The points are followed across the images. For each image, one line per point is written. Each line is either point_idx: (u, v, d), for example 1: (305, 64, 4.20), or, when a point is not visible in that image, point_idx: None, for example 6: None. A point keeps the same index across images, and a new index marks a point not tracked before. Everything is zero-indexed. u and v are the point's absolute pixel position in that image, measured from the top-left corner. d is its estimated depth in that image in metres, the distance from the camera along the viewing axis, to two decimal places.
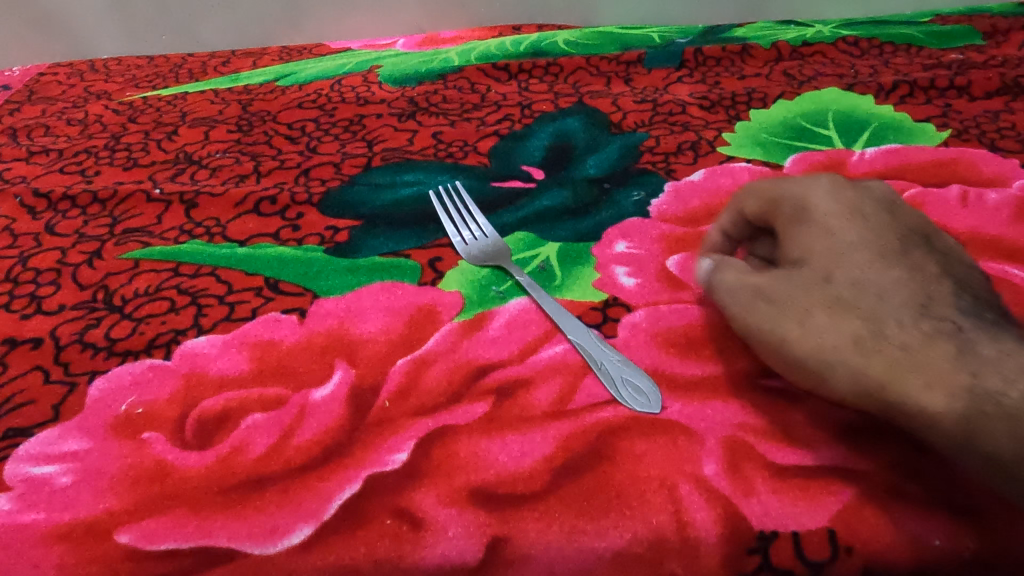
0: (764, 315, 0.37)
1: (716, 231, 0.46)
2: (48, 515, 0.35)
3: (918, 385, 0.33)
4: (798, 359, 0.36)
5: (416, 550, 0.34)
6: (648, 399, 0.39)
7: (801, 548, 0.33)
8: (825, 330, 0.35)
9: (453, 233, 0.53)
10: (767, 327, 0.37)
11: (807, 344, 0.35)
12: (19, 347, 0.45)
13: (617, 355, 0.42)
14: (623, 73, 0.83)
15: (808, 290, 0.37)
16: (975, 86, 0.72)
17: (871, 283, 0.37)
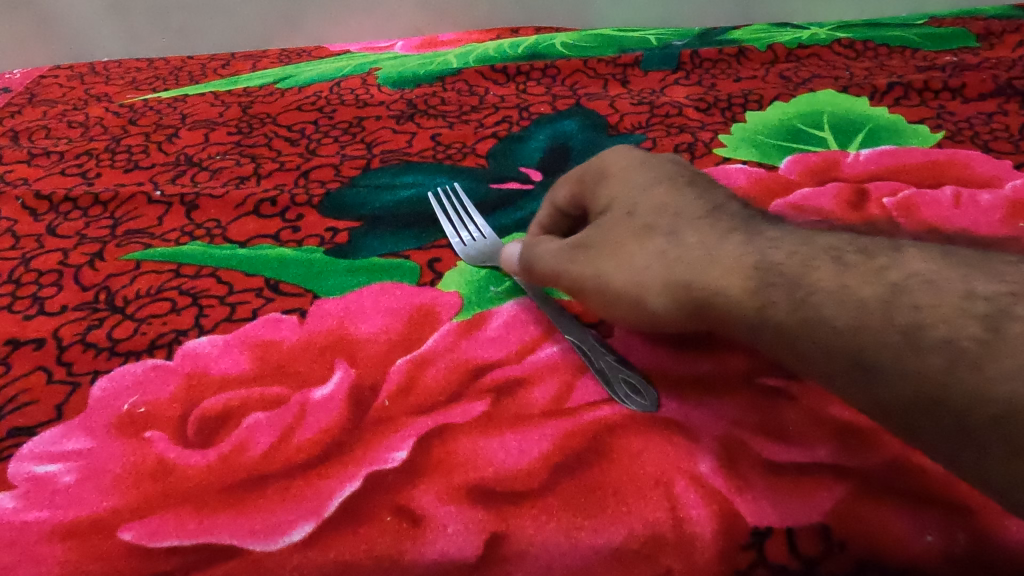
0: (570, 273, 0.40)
1: (536, 226, 0.47)
2: (52, 512, 0.35)
3: (700, 281, 0.34)
4: (609, 301, 0.38)
5: (416, 546, 0.34)
6: (644, 398, 0.40)
7: (795, 544, 0.33)
8: (616, 263, 0.37)
9: (452, 234, 0.53)
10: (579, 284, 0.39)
11: (606, 284, 0.38)
12: (22, 347, 0.45)
13: (613, 354, 0.42)
14: (621, 75, 0.84)
15: (619, 229, 0.39)
16: (969, 88, 0.73)
17: (674, 213, 0.39)
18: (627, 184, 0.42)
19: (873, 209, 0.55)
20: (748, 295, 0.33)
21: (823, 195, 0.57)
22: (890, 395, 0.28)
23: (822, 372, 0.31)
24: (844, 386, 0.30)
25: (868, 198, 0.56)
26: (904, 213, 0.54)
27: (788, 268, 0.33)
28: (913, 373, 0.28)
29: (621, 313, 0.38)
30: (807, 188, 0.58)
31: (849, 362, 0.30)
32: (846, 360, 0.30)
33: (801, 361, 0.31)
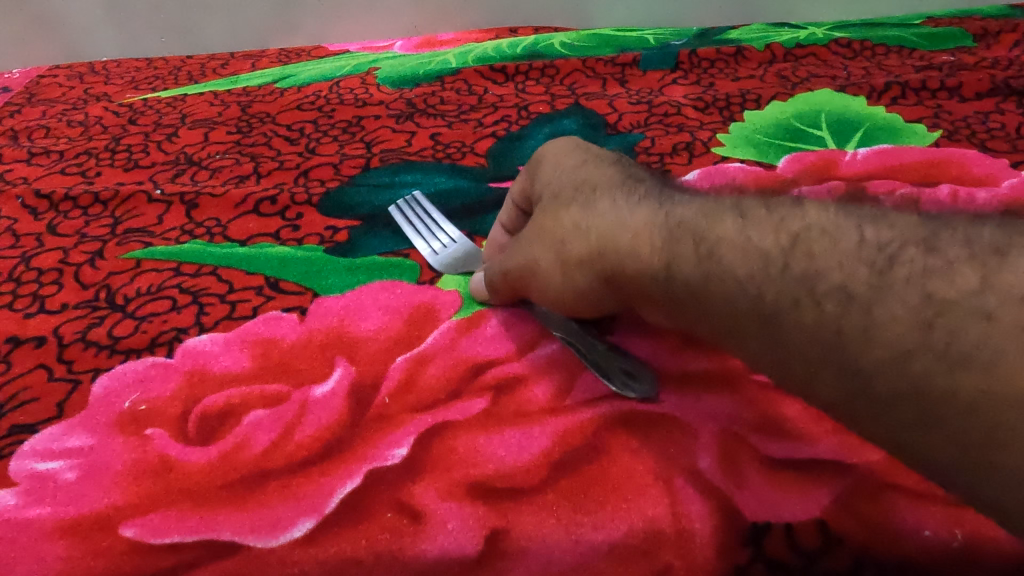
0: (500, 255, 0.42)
1: (500, 229, 0.47)
2: (53, 509, 0.36)
3: (605, 246, 0.35)
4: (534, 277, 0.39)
5: (416, 543, 0.34)
6: (641, 387, 0.40)
7: (794, 539, 0.34)
8: (534, 238, 0.39)
9: (426, 246, 0.52)
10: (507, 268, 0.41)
11: (527, 261, 0.39)
12: (23, 346, 0.45)
13: (603, 345, 0.41)
14: (619, 75, 0.84)
15: (542, 207, 0.40)
16: (966, 88, 0.73)
17: (594, 183, 0.39)
18: (552, 161, 0.42)
19: None
20: (652, 256, 0.34)
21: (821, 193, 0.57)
22: (791, 352, 0.29)
23: (731, 332, 0.31)
24: (746, 344, 0.31)
25: None
26: None
27: (687, 224, 0.33)
28: (809, 324, 0.28)
29: (543, 288, 0.39)
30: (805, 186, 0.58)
31: (751, 321, 0.30)
32: (749, 320, 0.30)
33: (709, 320, 0.32)
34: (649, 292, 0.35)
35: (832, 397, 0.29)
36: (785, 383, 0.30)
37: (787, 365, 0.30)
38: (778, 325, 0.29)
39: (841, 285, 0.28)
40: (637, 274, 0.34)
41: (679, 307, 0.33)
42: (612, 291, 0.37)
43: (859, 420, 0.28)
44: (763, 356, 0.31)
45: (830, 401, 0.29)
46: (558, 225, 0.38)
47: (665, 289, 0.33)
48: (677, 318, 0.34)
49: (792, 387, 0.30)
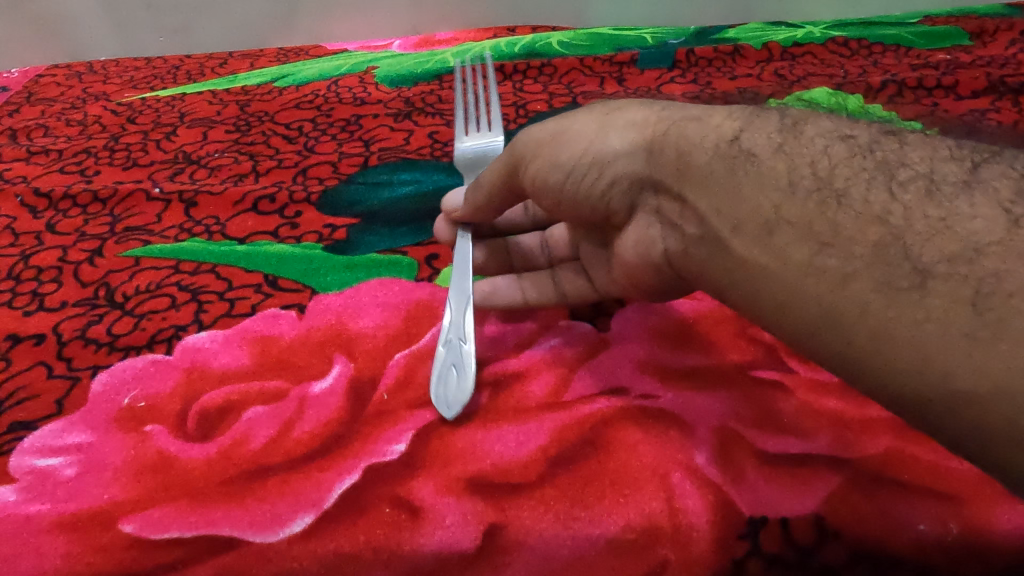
0: (540, 129, 0.43)
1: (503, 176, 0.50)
2: (53, 505, 0.36)
3: (672, 124, 0.38)
4: (571, 148, 0.41)
5: (414, 537, 0.34)
6: (449, 400, 0.40)
7: (790, 533, 0.34)
8: (593, 115, 0.41)
9: (462, 133, 0.61)
10: (543, 141, 0.42)
11: (575, 131, 0.41)
12: (22, 343, 0.45)
13: (467, 346, 0.41)
14: (617, 74, 0.84)
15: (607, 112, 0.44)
16: (962, 86, 0.74)
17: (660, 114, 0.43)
18: None
19: None
20: (723, 132, 0.36)
21: None
22: (840, 231, 0.30)
23: (771, 213, 0.33)
24: (785, 228, 0.32)
25: None
26: None
27: (769, 117, 0.36)
28: (872, 203, 0.30)
29: (579, 158, 0.40)
30: None
31: (808, 198, 0.32)
32: (805, 194, 0.32)
33: (752, 196, 0.33)
34: (696, 168, 0.36)
35: (862, 298, 0.29)
36: (811, 281, 0.31)
37: (828, 245, 0.30)
38: (837, 202, 0.31)
39: (917, 175, 0.31)
40: (698, 146, 0.36)
41: (722, 183, 0.35)
42: (648, 172, 0.39)
43: (890, 333, 0.28)
44: (802, 240, 0.31)
45: (859, 303, 0.29)
46: (628, 111, 0.41)
47: (724, 160, 0.35)
48: (709, 200, 0.35)
49: (820, 289, 0.30)
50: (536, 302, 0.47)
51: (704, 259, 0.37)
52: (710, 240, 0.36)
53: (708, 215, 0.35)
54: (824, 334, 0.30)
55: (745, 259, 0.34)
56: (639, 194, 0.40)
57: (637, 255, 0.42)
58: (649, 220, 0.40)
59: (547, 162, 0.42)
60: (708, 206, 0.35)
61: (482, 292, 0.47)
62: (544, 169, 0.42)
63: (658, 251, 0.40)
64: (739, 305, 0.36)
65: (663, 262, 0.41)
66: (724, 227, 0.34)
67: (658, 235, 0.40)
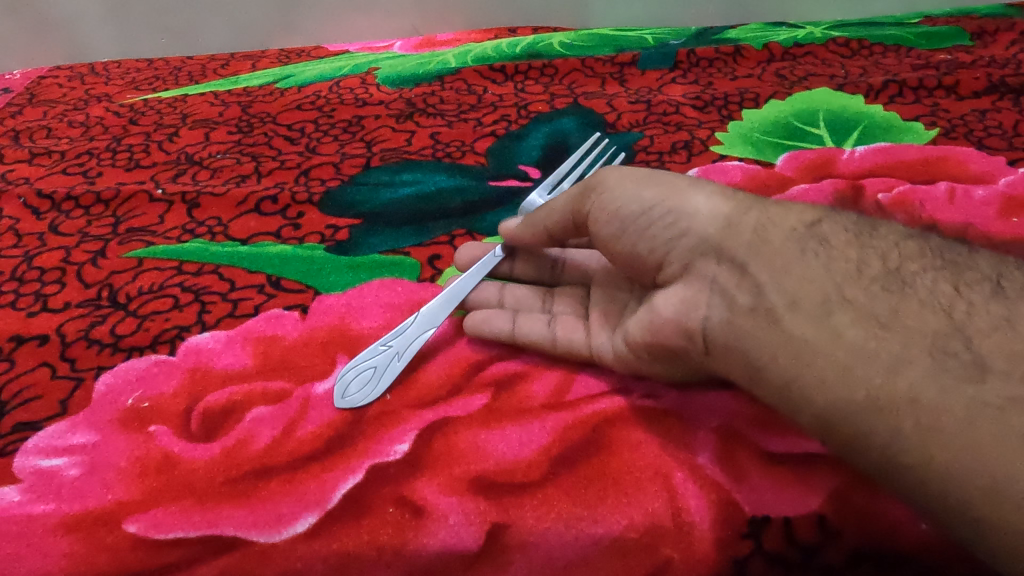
0: (616, 173, 0.43)
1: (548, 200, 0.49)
2: (57, 506, 0.36)
3: (756, 203, 0.41)
4: (657, 189, 0.41)
5: (418, 537, 0.34)
6: (353, 395, 0.41)
7: (792, 532, 0.34)
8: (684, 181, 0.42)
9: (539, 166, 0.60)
10: (627, 180, 0.42)
11: (664, 189, 0.41)
12: (26, 344, 0.45)
13: (402, 358, 0.42)
14: (618, 74, 0.84)
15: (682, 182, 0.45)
16: (963, 86, 0.74)
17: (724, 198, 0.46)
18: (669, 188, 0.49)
19: (868, 205, 0.56)
20: (804, 218, 0.40)
21: (819, 191, 0.57)
22: (899, 322, 0.34)
23: (834, 295, 0.35)
24: (846, 309, 0.35)
25: (864, 194, 0.57)
26: (900, 208, 0.55)
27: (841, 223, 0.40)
28: (929, 302, 0.35)
29: (656, 202, 0.41)
30: (803, 185, 0.59)
31: (875, 287, 0.36)
32: (870, 284, 0.36)
33: (821, 276, 0.37)
34: (772, 244, 0.38)
35: (914, 386, 0.32)
36: (864, 364, 0.33)
37: (886, 329, 0.34)
38: (897, 297, 0.35)
39: (984, 278, 0.36)
40: (780, 226, 0.39)
41: (796, 260, 0.37)
42: (720, 235, 0.39)
43: (940, 425, 0.30)
44: (860, 323, 0.34)
45: (910, 390, 0.32)
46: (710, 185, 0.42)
47: (800, 240, 0.39)
48: (777, 274, 0.37)
49: (872, 373, 0.32)
50: (523, 340, 0.43)
51: (750, 331, 0.36)
52: (761, 313, 0.36)
53: (767, 288, 0.37)
54: (868, 418, 0.32)
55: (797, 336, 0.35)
56: (694, 254, 0.39)
57: (673, 312, 0.39)
58: (694, 284, 0.39)
59: (625, 194, 0.41)
60: (774, 279, 0.37)
61: (474, 319, 0.44)
62: (615, 202, 0.42)
63: (697, 317, 0.38)
64: (772, 380, 0.35)
65: (697, 331, 0.38)
66: (780, 303, 0.36)
67: (703, 302, 0.38)
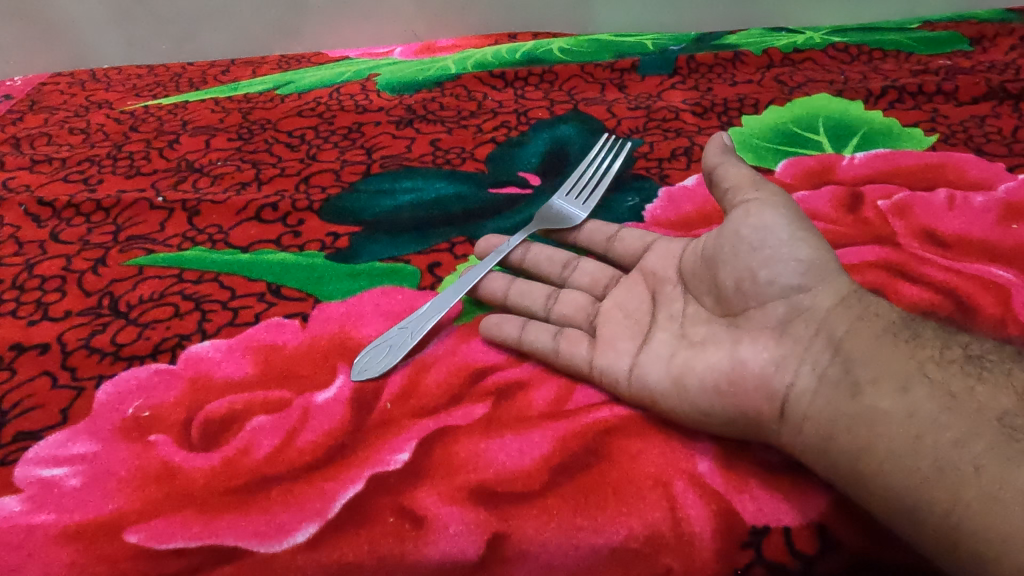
0: (778, 197, 0.44)
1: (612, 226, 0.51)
2: (58, 516, 0.36)
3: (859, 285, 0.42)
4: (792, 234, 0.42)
5: (418, 547, 0.34)
6: (363, 366, 0.43)
7: (792, 542, 0.34)
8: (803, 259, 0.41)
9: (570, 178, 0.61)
10: (773, 204, 0.43)
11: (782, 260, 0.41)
12: (27, 352, 0.46)
13: (412, 339, 0.44)
14: (618, 80, 0.85)
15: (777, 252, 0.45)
16: (962, 91, 0.74)
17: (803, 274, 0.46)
18: None
19: (868, 211, 0.56)
20: (900, 311, 0.40)
21: (818, 198, 0.58)
22: (976, 399, 0.34)
23: (917, 372, 0.36)
24: (926, 385, 0.35)
25: (863, 201, 0.57)
26: (900, 215, 0.55)
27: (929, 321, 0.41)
28: (1008, 386, 0.35)
29: (788, 247, 0.41)
30: (803, 192, 0.59)
31: (954, 367, 0.36)
32: (950, 366, 0.36)
33: (910, 359, 0.37)
34: (867, 325, 0.39)
35: (978, 456, 0.32)
36: (934, 435, 0.33)
37: (960, 405, 0.34)
38: (978, 381, 0.35)
39: None
40: (879, 313, 0.40)
41: (889, 343, 0.38)
42: (824, 309, 0.40)
43: (998, 496, 0.30)
44: (935, 397, 0.35)
45: (974, 461, 0.32)
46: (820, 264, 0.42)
47: (897, 330, 0.39)
48: (870, 348, 0.38)
49: (940, 445, 0.33)
50: (527, 348, 0.44)
51: (834, 399, 0.37)
52: (847, 385, 0.37)
53: (858, 363, 0.37)
54: (928, 489, 0.32)
55: (879, 409, 0.35)
56: (795, 316, 0.40)
57: (760, 369, 0.39)
58: (785, 345, 0.40)
59: (770, 221, 0.42)
60: (866, 354, 0.37)
61: (490, 320, 0.46)
62: (757, 223, 0.42)
63: (782, 382, 0.38)
64: (839, 457, 0.35)
65: (779, 393, 0.38)
66: (867, 377, 0.37)
67: (793, 368, 0.39)
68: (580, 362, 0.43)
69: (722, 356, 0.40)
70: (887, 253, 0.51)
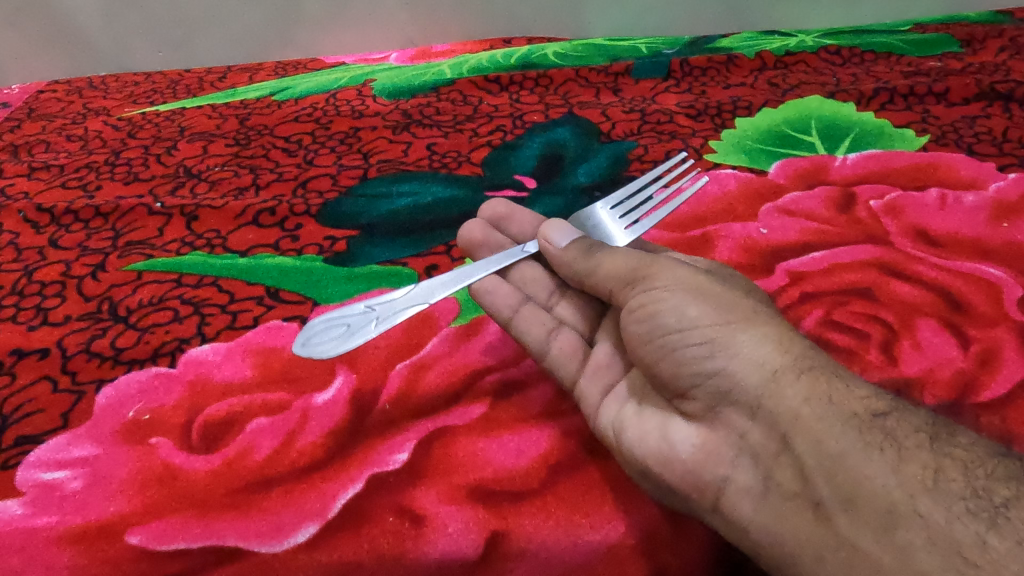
0: (675, 280, 0.41)
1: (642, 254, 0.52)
2: (60, 518, 0.36)
3: (812, 361, 0.37)
4: (707, 312, 0.39)
5: (418, 546, 0.35)
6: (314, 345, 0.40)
7: None
8: (722, 337, 0.38)
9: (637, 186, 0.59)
10: (662, 302, 0.40)
11: (691, 344, 0.39)
12: (27, 357, 0.46)
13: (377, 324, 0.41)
14: (612, 84, 0.85)
15: None
16: (953, 92, 0.75)
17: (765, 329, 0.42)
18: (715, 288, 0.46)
19: (860, 211, 0.56)
20: (872, 402, 0.36)
21: (811, 198, 0.58)
22: (988, 558, 0.31)
23: (903, 506, 0.33)
24: (915, 526, 0.32)
25: (855, 201, 0.58)
26: (892, 214, 0.56)
27: (918, 413, 0.37)
28: None
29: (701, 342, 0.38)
30: (796, 192, 0.60)
31: (961, 509, 0.33)
32: (949, 502, 0.33)
33: (882, 478, 0.34)
34: (819, 421, 0.36)
35: None
36: None
37: (972, 567, 0.31)
38: (986, 528, 0.32)
39: None
40: (837, 403, 0.36)
41: (854, 451, 0.35)
42: (759, 392, 0.37)
43: None
44: (934, 550, 0.32)
45: None
46: (753, 346, 0.38)
47: (864, 430, 0.35)
48: (824, 459, 0.35)
49: None
50: (516, 333, 0.45)
51: (788, 516, 0.35)
52: (805, 502, 0.35)
53: (816, 478, 0.35)
54: None
55: (847, 540, 0.33)
56: (724, 403, 0.38)
57: (691, 457, 0.38)
58: (720, 434, 0.38)
59: (667, 306, 0.40)
60: (818, 467, 0.35)
61: (484, 288, 0.46)
62: (648, 313, 0.40)
63: (717, 474, 0.37)
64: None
65: (712, 486, 0.37)
66: (831, 499, 0.34)
67: (728, 461, 0.37)
68: (565, 376, 0.43)
69: (656, 434, 0.39)
70: (880, 252, 0.51)
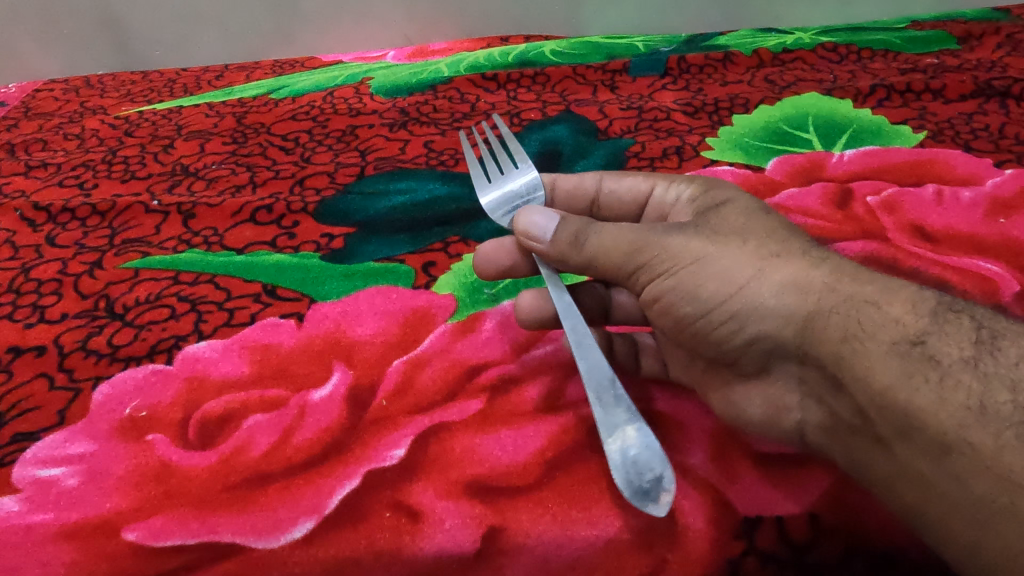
0: (679, 241, 0.39)
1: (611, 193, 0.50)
2: (56, 514, 0.36)
3: (837, 297, 0.37)
4: (720, 280, 0.39)
5: (415, 541, 0.35)
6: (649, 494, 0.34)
7: (785, 531, 0.35)
8: (746, 303, 0.38)
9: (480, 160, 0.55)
10: (682, 259, 0.39)
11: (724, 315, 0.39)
12: (24, 355, 0.46)
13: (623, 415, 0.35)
14: (609, 81, 0.85)
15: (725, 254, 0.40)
16: (949, 89, 0.75)
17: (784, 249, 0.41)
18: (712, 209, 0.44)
19: (857, 207, 0.56)
20: (910, 329, 0.35)
21: (808, 194, 0.58)
22: None
23: (954, 433, 0.32)
24: (965, 453, 0.31)
25: (853, 197, 0.58)
26: (889, 210, 0.56)
27: (960, 325, 0.35)
28: None
29: (729, 297, 0.38)
30: (793, 189, 0.60)
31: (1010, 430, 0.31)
32: (999, 422, 0.31)
33: (932, 406, 0.33)
34: (860, 358, 0.35)
35: None
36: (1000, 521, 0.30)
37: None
38: None
39: None
40: (876, 335, 0.35)
41: (901, 383, 0.34)
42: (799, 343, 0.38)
43: None
44: (985, 474, 0.31)
45: None
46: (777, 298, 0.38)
47: (905, 358, 0.34)
48: (873, 395, 0.35)
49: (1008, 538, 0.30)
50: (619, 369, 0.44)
51: (856, 447, 0.37)
52: (868, 435, 0.36)
53: (872, 415, 0.35)
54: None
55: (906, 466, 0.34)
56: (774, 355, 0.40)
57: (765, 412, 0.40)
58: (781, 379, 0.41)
59: (681, 288, 0.40)
60: (870, 404, 0.35)
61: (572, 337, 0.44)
62: (667, 299, 0.40)
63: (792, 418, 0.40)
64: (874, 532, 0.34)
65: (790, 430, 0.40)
66: (887, 432, 0.34)
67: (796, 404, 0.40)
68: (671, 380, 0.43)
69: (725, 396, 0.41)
70: (877, 249, 0.51)
